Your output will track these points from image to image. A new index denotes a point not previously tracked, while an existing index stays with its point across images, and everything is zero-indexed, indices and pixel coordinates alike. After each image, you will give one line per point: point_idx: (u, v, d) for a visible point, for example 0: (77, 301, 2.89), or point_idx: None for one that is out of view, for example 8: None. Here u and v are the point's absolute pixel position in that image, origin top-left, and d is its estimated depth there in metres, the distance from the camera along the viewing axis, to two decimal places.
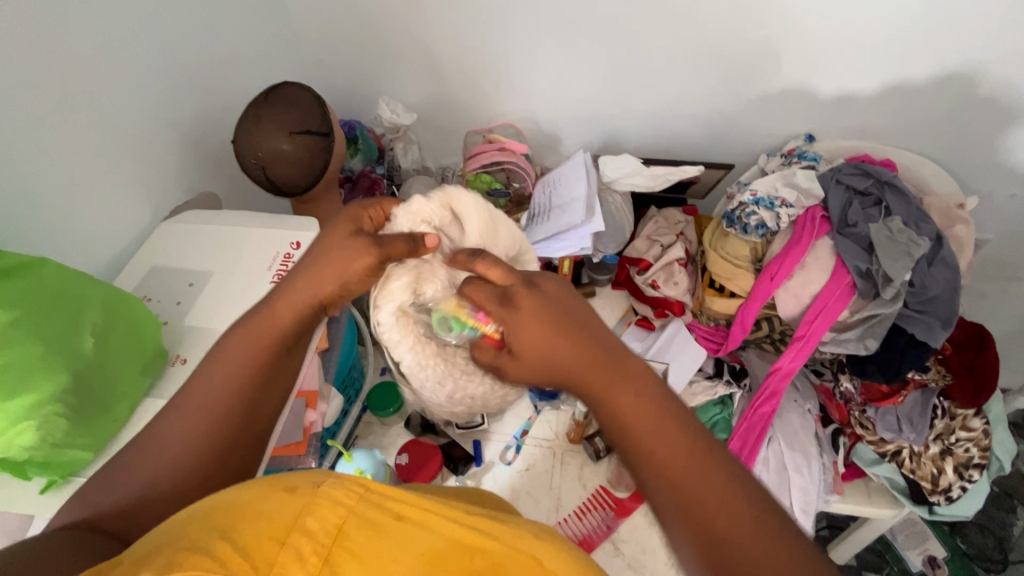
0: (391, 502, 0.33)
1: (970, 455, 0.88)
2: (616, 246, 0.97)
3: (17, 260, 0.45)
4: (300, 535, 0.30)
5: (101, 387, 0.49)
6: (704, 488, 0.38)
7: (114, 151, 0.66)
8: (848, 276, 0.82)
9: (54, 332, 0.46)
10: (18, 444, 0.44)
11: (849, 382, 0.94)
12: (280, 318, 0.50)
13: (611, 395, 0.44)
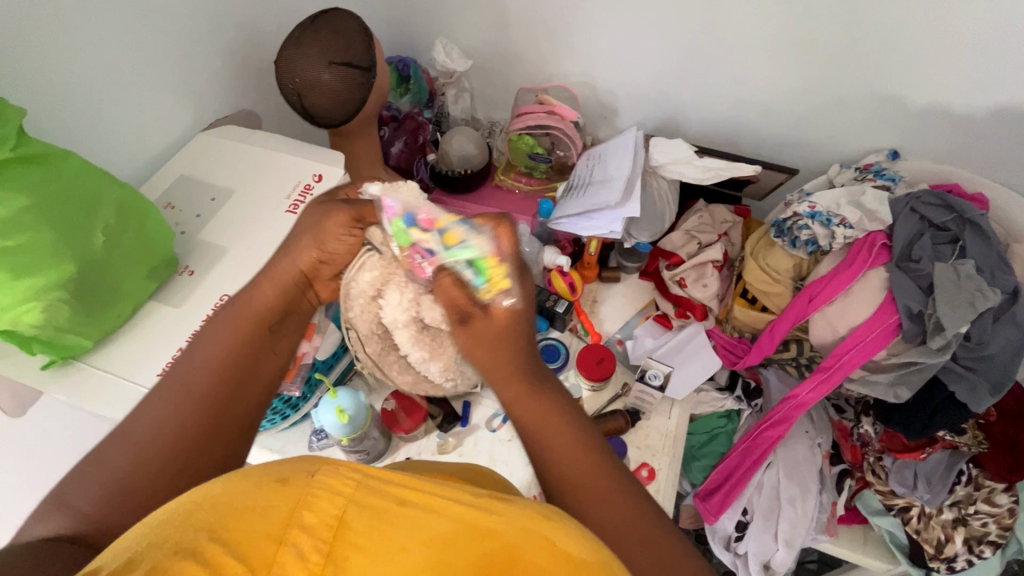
0: (394, 488, 0.32)
1: (986, 531, 0.80)
2: (651, 236, 0.92)
3: (38, 150, 0.47)
4: (300, 532, 0.29)
5: (106, 283, 0.51)
6: (615, 513, 0.41)
7: (158, 53, 0.66)
8: (895, 316, 0.75)
9: (64, 224, 0.48)
10: (24, 321, 0.47)
11: (870, 425, 0.87)
12: (264, 296, 0.49)
13: (537, 419, 0.44)
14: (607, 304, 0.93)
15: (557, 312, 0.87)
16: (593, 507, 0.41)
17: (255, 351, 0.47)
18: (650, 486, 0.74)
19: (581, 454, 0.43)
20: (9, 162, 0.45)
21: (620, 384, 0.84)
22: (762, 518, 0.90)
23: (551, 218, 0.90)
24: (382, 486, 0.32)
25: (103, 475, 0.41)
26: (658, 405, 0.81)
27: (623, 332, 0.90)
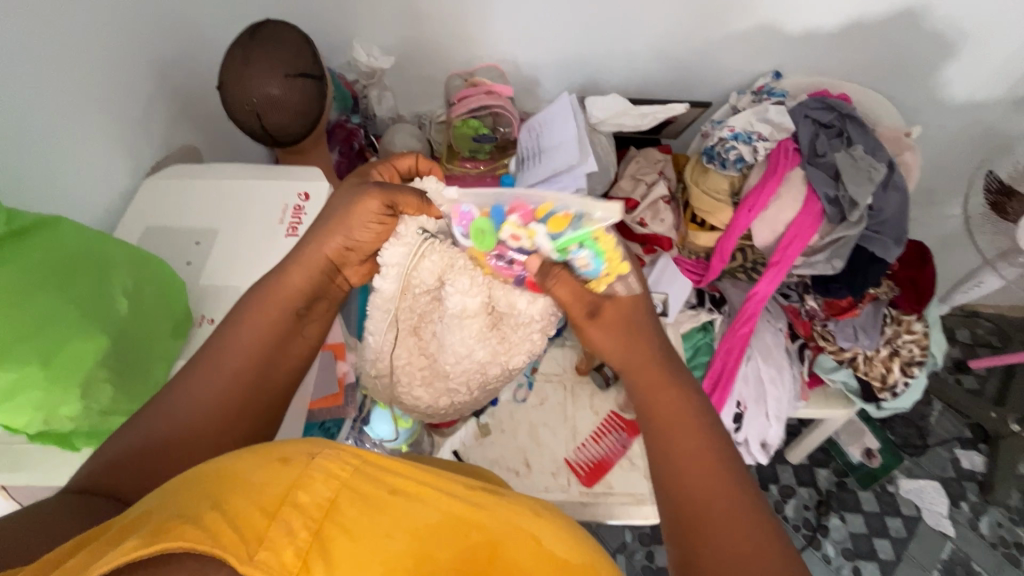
0: (386, 476, 0.33)
1: (913, 354, 1.02)
2: (604, 187, 0.99)
3: (27, 222, 0.41)
4: (291, 509, 0.29)
5: (138, 353, 0.47)
6: (740, 519, 0.38)
7: (83, 101, 0.59)
8: (818, 204, 0.90)
9: (82, 296, 0.42)
10: (65, 413, 0.42)
11: (813, 299, 1.04)
12: (292, 283, 0.49)
13: (655, 393, 0.45)
14: None
15: None
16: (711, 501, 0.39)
17: (283, 334, 0.48)
18: None
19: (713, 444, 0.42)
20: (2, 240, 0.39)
21: None
22: (753, 404, 1.04)
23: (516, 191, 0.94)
24: (382, 475, 0.32)
25: (135, 433, 0.41)
26: None
27: None
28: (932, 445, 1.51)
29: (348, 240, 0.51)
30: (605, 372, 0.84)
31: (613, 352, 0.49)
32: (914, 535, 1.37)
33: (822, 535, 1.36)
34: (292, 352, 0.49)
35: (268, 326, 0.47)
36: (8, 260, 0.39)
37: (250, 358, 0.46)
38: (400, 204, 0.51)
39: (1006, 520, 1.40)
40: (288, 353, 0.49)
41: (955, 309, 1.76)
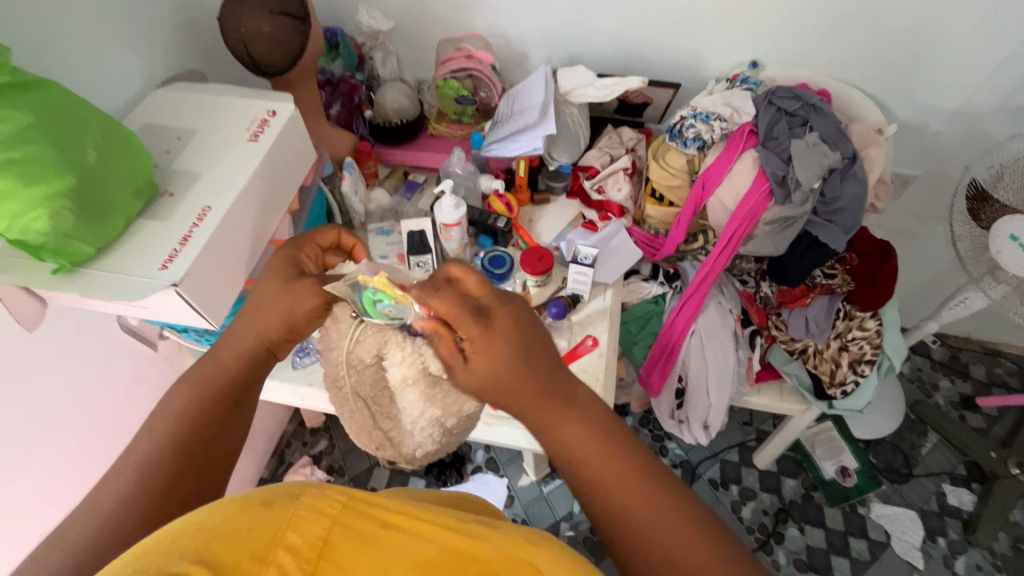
0: (367, 509, 0.42)
1: (863, 351, 1.00)
2: (571, 156, 1.06)
3: (28, 80, 0.55)
4: (286, 553, 0.37)
5: (101, 199, 0.59)
6: (650, 515, 0.46)
7: (110, 16, 0.73)
8: (767, 183, 0.93)
9: (61, 143, 0.55)
10: (36, 227, 0.54)
11: (768, 286, 1.06)
12: (228, 357, 0.59)
13: (556, 424, 0.50)
14: (542, 221, 1.06)
15: (498, 228, 0.99)
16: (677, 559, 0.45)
17: (218, 408, 0.56)
18: (594, 351, 0.89)
19: (615, 457, 0.48)
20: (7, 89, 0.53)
21: (560, 279, 0.97)
22: (695, 380, 1.07)
23: (484, 147, 1.04)
24: (372, 512, 0.42)
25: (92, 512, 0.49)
26: (594, 289, 0.97)
27: (558, 240, 1.04)
28: (917, 475, 1.43)
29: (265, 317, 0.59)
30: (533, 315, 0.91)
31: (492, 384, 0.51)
32: (877, 560, 1.31)
33: (775, 542, 1.33)
34: (234, 432, 0.58)
35: (200, 407, 0.56)
36: (9, 103, 0.53)
37: (193, 424, 0.55)
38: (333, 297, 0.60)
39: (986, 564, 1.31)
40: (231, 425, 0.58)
41: (972, 342, 1.66)
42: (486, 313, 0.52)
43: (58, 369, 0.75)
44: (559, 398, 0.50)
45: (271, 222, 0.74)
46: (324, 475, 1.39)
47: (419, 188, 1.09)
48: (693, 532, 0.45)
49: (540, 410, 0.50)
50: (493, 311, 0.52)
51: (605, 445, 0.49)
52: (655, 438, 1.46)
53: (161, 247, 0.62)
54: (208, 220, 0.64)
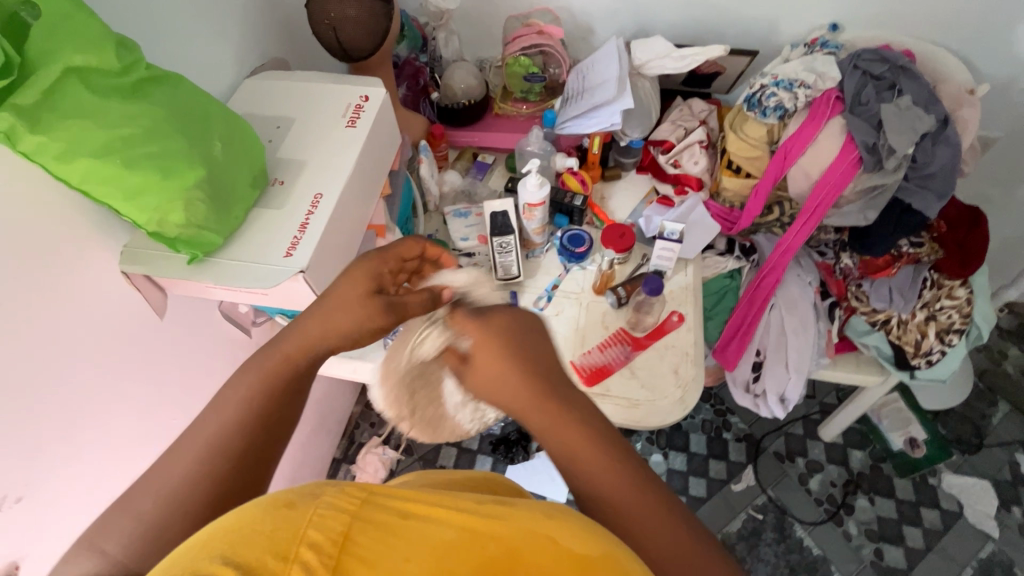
0: (392, 506, 0.38)
1: (952, 321, 0.99)
2: (643, 130, 1.06)
3: (158, 73, 0.56)
4: (307, 549, 0.34)
5: (225, 189, 0.60)
6: (649, 534, 0.45)
7: (206, 7, 0.74)
8: (855, 152, 0.90)
9: (189, 137, 0.56)
10: (172, 220, 0.56)
11: (848, 257, 1.04)
12: (272, 364, 0.51)
13: (556, 426, 0.47)
14: (615, 198, 1.05)
15: (574, 207, 0.99)
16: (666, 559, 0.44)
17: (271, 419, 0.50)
18: (681, 327, 0.89)
19: (615, 468, 0.46)
20: (142, 84, 0.54)
21: (640, 255, 0.97)
22: (774, 354, 1.07)
23: (558, 125, 1.03)
24: (389, 502, 0.38)
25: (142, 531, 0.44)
26: (677, 265, 0.96)
27: (633, 216, 1.03)
28: (988, 445, 1.41)
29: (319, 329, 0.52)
30: (618, 292, 0.91)
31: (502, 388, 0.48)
32: (950, 529, 1.31)
33: (845, 513, 1.33)
34: (275, 444, 0.51)
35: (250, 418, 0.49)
36: (146, 99, 0.53)
37: (228, 452, 0.48)
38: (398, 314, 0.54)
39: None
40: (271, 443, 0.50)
41: None
42: (490, 322, 0.50)
43: (173, 356, 0.78)
44: (555, 394, 0.48)
45: (370, 206, 0.75)
46: (395, 453, 1.43)
47: (490, 169, 1.08)
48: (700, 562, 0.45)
49: (537, 410, 0.48)
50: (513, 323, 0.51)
51: (607, 457, 0.46)
52: (717, 413, 1.47)
53: (283, 235, 0.63)
54: (324, 207, 0.66)
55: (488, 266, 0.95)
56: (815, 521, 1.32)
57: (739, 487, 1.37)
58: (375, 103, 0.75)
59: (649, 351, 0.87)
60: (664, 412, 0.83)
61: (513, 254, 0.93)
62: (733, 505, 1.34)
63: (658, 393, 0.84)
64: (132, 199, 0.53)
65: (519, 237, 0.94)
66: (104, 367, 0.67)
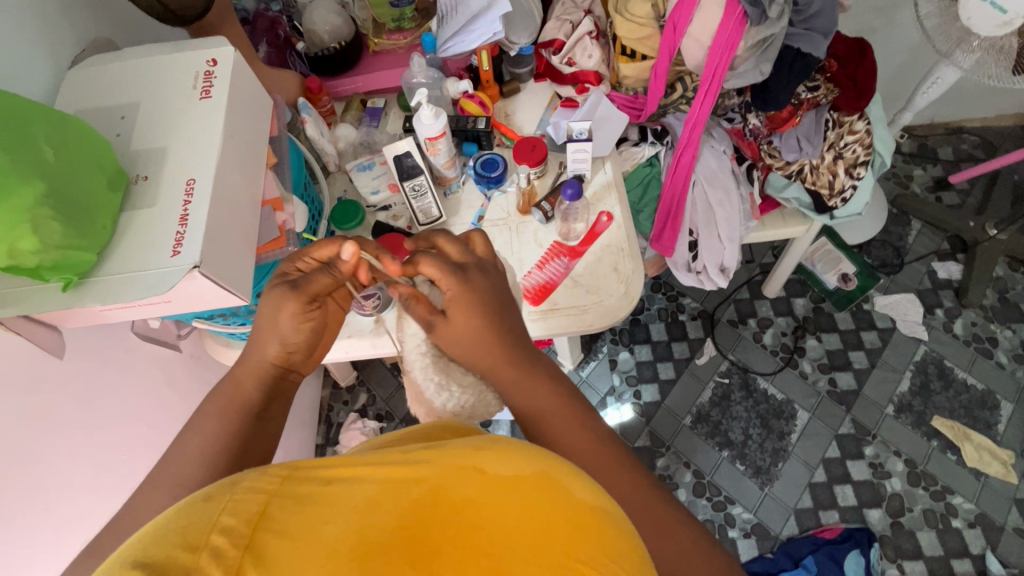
0: (318, 471, 0.32)
1: (856, 155, 1.04)
2: (531, 35, 1.01)
3: None
4: (217, 535, 0.27)
5: (76, 200, 0.53)
6: (601, 471, 0.57)
7: None
8: (740, 7, 0.87)
9: (9, 149, 0.48)
10: (25, 248, 0.49)
11: (755, 117, 1.05)
12: (241, 379, 0.60)
13: (527, 389, 0.61)
14: (519, 112, 1.01)
15: (479, 130, 0.95)
16: (589, 465, 0.57)
17: (250, 427, 0.59)
18: (612, 225, 0.89)
19: (578, 427, 0.60)
20: None
21: (557, 165, 0.95)
22: (705, 229, 1.09)
23: (440, 48, 0.96)
24: (313, 472, 0.32)
25: None
26: (595, 165, 0.95)
27: (542, 126, 0.99)
28: (909, 262, 1.54)
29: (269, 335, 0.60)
30: (543, 207, 0.90)
31: (472, 344, 0.60)
32: (888, 344, 1.44)
33: (799, 355, 1.44)
34: (259, 446, 0.59)
35: (229, 425, 0.58)
36: None
37: (216, 458, 0.56)
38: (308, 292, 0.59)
39: (979, 320, 1.45)
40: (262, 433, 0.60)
41: (937, 127, 1.72)
42: (467, 284, 0.60)
43: (96, 388, 0.72)
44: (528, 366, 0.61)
45: (259, 180, 0.69)
46: (376, 423, 1.43)
47: (384, 113, 1.01)
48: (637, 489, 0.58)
49: (509, 374, 0.61)
50: (460, 305, 0.60)
51: (566, 413, 0.60)
52: (670, 298, 1.53)
53: (164, 233, 0.57)
54: (199, 192, 0.59)
55: (408, 214, 0.91)
56: (774, 370, 1.43)
57: (702, 360, 1.45)
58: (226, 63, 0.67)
59: (587, 256, 0.87)
60: (613, 312, 0.84)
61: (429, 196, 0.88)
62: (701, 377, 1.43)
63: (604, 293, 0.85)
64: None
65: (431, 176, 0.89)
66: (19, 422, 0.61)
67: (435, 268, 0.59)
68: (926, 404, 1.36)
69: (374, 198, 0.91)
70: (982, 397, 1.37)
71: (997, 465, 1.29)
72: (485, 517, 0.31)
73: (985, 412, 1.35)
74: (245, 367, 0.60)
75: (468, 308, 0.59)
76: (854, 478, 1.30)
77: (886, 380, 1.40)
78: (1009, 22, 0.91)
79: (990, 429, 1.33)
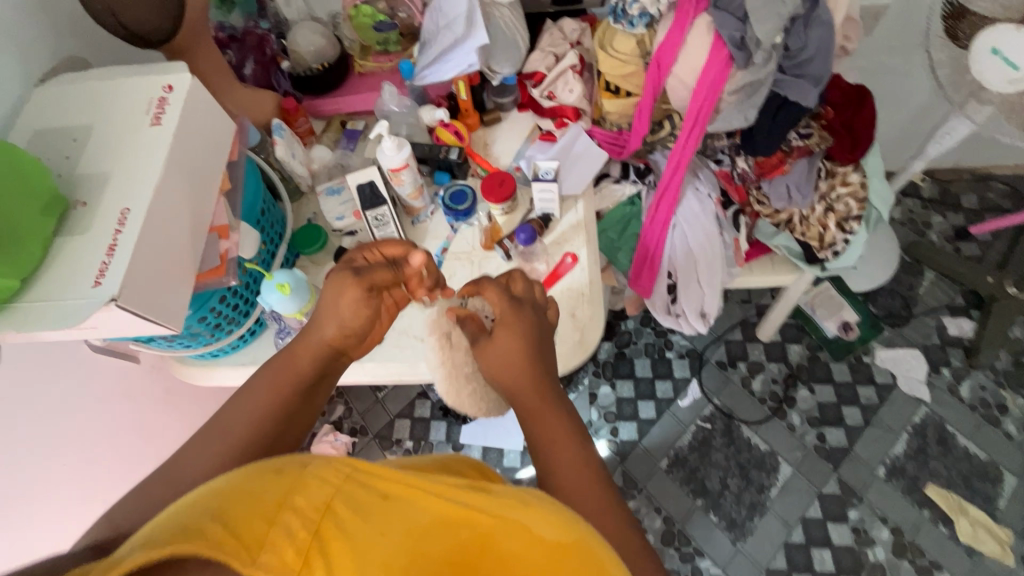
0: (377, 480, 0.38)
1: (849, 209, 0.97)
2: (514, 66, 0.98)
3: None
4: (289, 513, 0.34)
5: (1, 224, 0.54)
6: (597, 521, 0.51)
7: None
8: (726, 49, 0.84)
9: None
10: None
11: (744, 161, 1.00)
12: (294, 368, 0.61)
13: (538, 418, 0.59)
14: (497, 142, 0.99)
15: (452, 161, 0.94)
16: (581, 493, 0.53)
17: (289, 416, 0.59)
18: (576, 267, 0.87)
19: (585, 465, 0.55)
20: None
21: (527, 200, 0.93)
22: (685, 273, 1.05)
23: (417, 76, 0.94)
24: (371, 481, 0.38)
25: None
26: (565, 204, 0.93)
27: (518, 158, 0.97)
28: (917, 315, 1.46)
29: (331, 318, 0.61)
30: (507, 245, 0.88)
31: (505, 357, 0.60)
32: (885, 401, 1.36)
33: (788, 406, 1.38)
34: (288, 436, 0.59)
35: (274, 409, 0.58)
36: None
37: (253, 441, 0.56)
38: (371, 280, 0.62)
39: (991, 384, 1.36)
40: (304, 415, 0.61)
41: (962, 172, 1.62)
42: (515, 310, 0.63)
43: (38, 397, 0.73)
44: (549, 394, 0.60)
45: (206, 206, 0.69)
46: (348, 437, 1.43)
47: (362, 136, 1.01)
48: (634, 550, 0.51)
49: (524, 398, 0.60)
50: (507, 320, 0.62)
51: (577, 450, 0.56)
52: (658, 334, 1.48)
53: (89, 262, 0.58)
54: (131, 222, 0.59)
55: (371, 241, 0.91)
56: (760, 420, 1.37)
57: (685, 401, 1.40)
58: (180, 87, 0.68)
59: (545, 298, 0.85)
60: (563, 361, 0.81)
61: (392, 225, 0.88)
62: (682, 419, 1.38)
63: (557, 340, 0.82)
64: None
65: (397, 206, 0.89)
66: None
67: (496, 293, 0.64)
68: (921, 469, 1.29)
69: (340, 223, 0.91)
70: (983, 468, 1.28)
71: (991, 544, 1.20)
72: (505, 565, 0.37)
73: (986, 485, 1.26)
74: (299, 349, 0.61)
75: (521, 331, 0.61)
76: (834, 542, 1.23)
77: (880, 439, 1.32)
78: (1020, 79, 0.85)
79: (988, 504, 1.24)
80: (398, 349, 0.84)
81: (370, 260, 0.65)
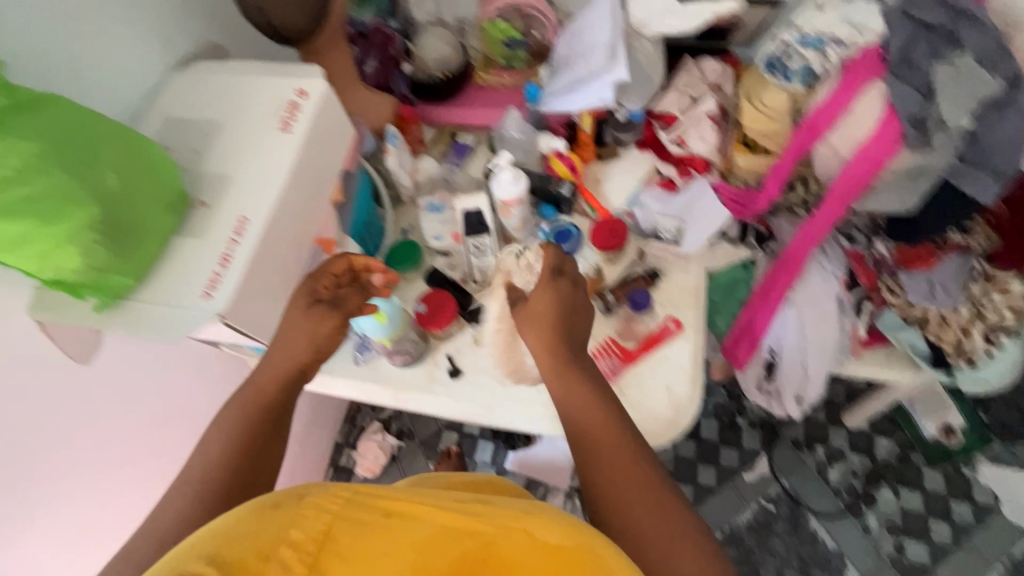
0: (378, 503, 0.40)
1: (1001, 319, 0.86)
2: (643, 102, 0.90)
3: (29, 96, 0.49)
4: (282, 550, 0.37)
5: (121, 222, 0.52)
6: (624, 470, 0.57)
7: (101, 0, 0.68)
8: (899, 124, 0.73)
9: (71, 167, 0.49)
10: (68, 263, 0.49)
11: (883, 244, 0.90)
12: (265, 384, 0.59)
13: (562, 379, 0.63)
14: (610, 180, 0.93)
15: (562, 195, 0.89)
16: (606, 455, 0.58)
17: (268, 427, 0.57)
18: (679, 337, 0.79)
19: (603, 418, 0.60)
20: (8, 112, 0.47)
21: (635, 250, 0.86)
22: (789, 354, 0.96)
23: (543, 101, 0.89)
24: (372, 501, 0.40)
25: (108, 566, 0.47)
26: (675, 262, 0.85)
27: (630, 202, 0.91)
28: None
29: (307, 344, 0.60)
30: (606, 297, 0.82)
31: (533, 322, 0.67)
32: (983, 525, 1.22)
33: (866, 505, 1.25)
34: (273, 457, 0.57)
35: (251, 423, 0.56)
36: (9, 129, 0.46)
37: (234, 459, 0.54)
38: (346, 308, 0.63)
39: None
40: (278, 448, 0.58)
41: None
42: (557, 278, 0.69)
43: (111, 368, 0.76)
44: (572, 362, 0.64)
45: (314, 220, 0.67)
46: (396, 440, 1.42)
47: (470, 151, 0.97)
48: (667, 520, 0.54)
49: (549, 363, 0.65)
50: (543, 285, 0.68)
51: (598, 410, 0.61)
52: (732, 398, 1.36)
53: (201, 270, 0.57)
54: (247, 236, 0.58)
55: (464, 266, 0.86)
56: (833, 514, 1.26)
57: (751, 476, 1.30)
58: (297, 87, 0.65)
59: (642, 364, 0.78)
60: (658, 436, 0.75)
61: (489, 255, 0.84)
62: (745, 494, 1.29)
63: (647, 412, 0.76)
64: (16, 247, 0.47)
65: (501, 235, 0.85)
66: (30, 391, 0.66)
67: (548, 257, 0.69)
68: None
69: (436, 244, 0.87)
70: None
71: None
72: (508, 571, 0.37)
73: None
74: (267, 370, 0.59)
75: (556, 299, 0.67)
76: None
77: (966, 563, 1.19)
78: None
79: None
80: (475, 388, 0.80)
81: (328, 285, 0.63)
